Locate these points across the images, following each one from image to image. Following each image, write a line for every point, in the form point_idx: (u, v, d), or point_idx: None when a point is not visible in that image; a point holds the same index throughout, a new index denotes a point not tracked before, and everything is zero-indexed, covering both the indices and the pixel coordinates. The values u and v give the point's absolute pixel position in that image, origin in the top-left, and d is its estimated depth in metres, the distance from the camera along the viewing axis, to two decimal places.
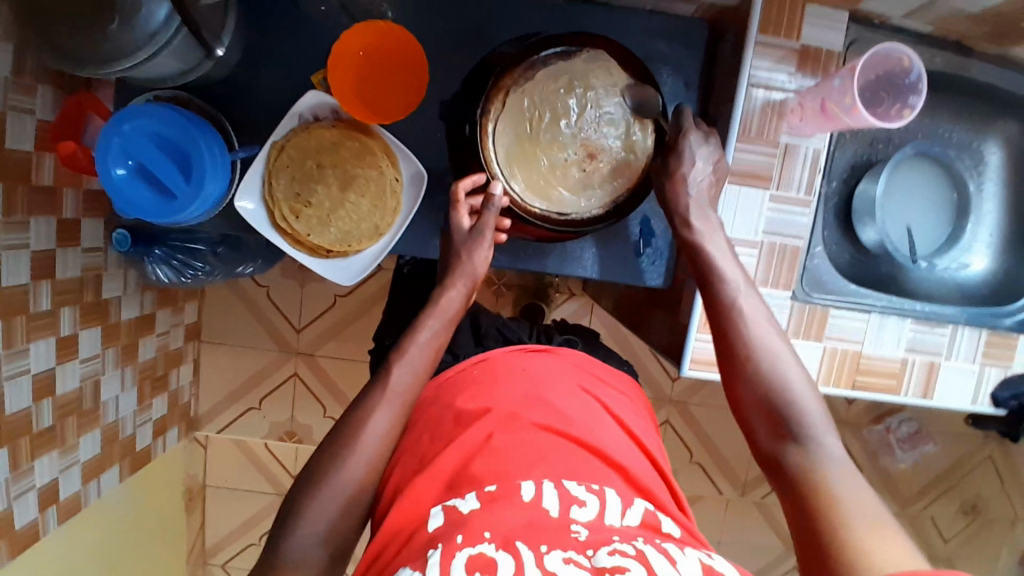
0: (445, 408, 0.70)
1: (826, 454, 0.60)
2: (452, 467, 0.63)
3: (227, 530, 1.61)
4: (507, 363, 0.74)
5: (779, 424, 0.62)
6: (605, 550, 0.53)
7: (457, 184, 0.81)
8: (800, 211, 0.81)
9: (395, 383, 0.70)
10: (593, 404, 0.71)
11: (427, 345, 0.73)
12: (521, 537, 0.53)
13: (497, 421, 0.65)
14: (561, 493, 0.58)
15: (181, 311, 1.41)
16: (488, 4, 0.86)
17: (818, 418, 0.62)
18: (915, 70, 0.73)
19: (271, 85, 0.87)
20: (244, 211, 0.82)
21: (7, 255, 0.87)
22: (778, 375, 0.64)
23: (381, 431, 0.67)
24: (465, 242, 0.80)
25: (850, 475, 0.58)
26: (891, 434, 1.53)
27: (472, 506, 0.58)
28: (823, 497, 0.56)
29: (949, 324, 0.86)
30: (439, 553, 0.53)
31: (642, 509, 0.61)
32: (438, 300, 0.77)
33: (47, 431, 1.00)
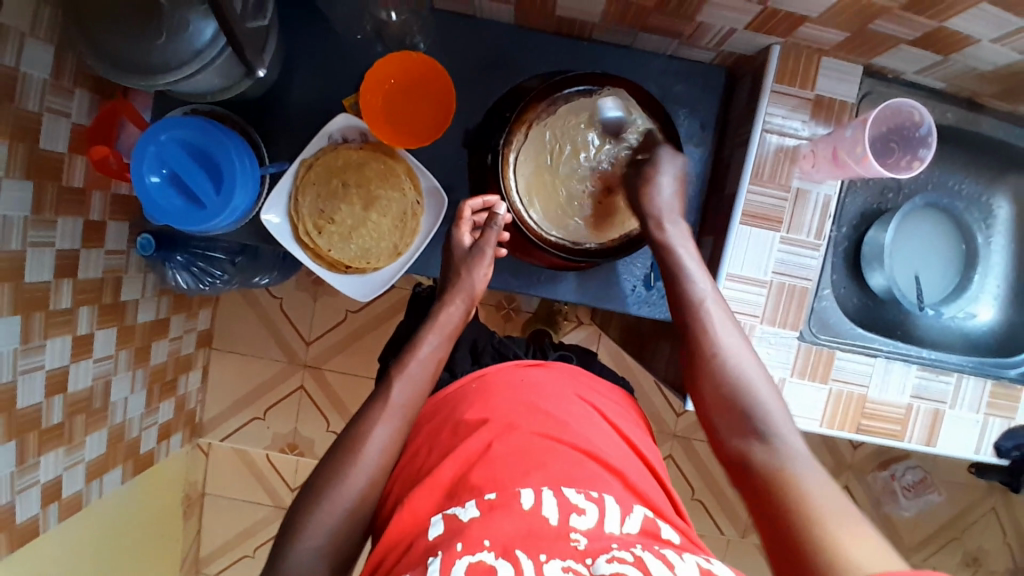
0: (445, 421, 0.73)
1: (788, 448, 0.64)
2: (451, 477, 0.65)
3: (221, 539, 1.61)
4: (503, 375, 0.77)
5: (741, 419, 0.68)
6: (604, 557, 0.55)
7: (464, 203, 0.84)
8: (810, 253, 0.83)
9: (394, 399, 0.73)
10: (588, 412, 0.74)
11: (428, 356, 0.77)
12: (520, 546, 0.55)
13: (496, 431, 0.68)
14: (560, 502, 0.60)
15: (194, 317, 1.44)
16: (515, 40, 0.90)
17: (779, 416, 0.67)
18: (925, 124, 0.76)
19: (302, 104, 0.90)
20: (271, 224, 0.84)
21: (34, 252, 0.90)
22: (741, 375, 0.70)
23: (383, 445, 0.70)
24: (466, 259, 0.84)
25: (809, 466, 0.62)
26: (896, 481, 1.52)
27: (472, 515, 0.59)
28: (785, 485, 0.60)
29: (955, 373, 0.87)
30: (440, 561, 0.54)
31: (642, 516, 0.62)
32: (437, 315, 0.80)
33: (55, 427, 1.01)
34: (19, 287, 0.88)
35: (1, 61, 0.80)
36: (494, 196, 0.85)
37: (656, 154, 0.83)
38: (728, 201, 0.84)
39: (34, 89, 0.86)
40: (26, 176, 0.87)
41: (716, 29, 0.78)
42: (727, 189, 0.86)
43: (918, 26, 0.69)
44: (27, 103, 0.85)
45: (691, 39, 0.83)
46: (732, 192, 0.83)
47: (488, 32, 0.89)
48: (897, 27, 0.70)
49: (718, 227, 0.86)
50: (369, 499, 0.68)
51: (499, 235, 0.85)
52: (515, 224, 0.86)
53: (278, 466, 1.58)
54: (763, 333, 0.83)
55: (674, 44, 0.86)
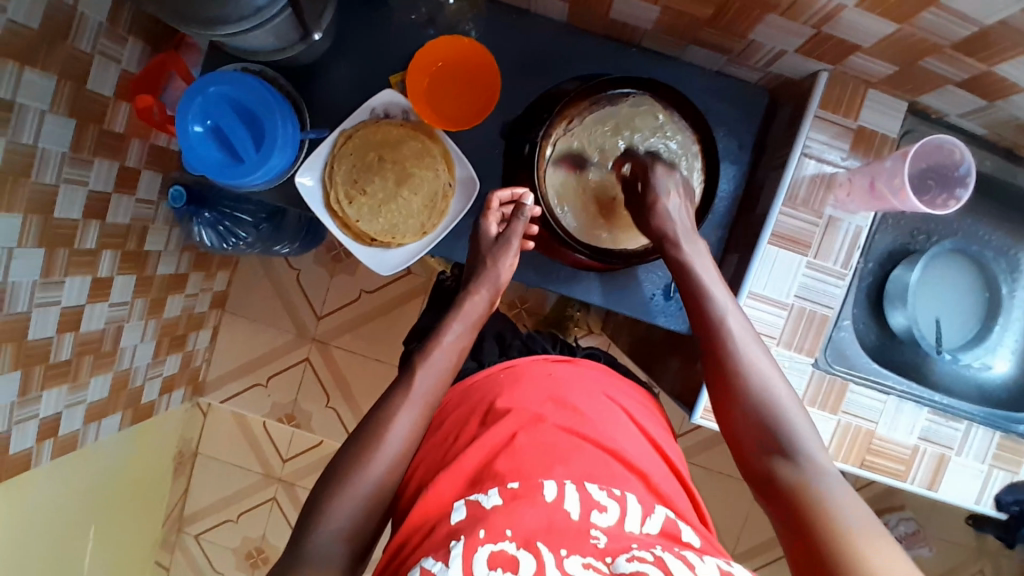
0: (475, 408, 0.76)
1: (818, 468, 0.63)
2: (475, 465, 0.67)
3: (207, 502, 1.62)
4: (532, 368, 0.79)
5: (769, 439, 0.66)
6: (624, 556, 0.56)
7: (491, 194, 0.85)
8: (834, 281, 0.83)
9: (417, 388, 0.74)
10: (614, 411, 0.76)
11: (451, 346, 0.79)
12: (542, 539, 0.57)
13: (521, 422, 0.70)
14: (583, 497, 0.61)
15: (212, 278, 1.45)
16: (564, 39, 0.91)
17: (807, 436, 0.65)
18: (965, 163, 0.76)
19: (348, 77, 0.92)
20: (303, 185, 0.85)
21: (66, 189, 0.92)
22: (767, 395, 0.68)
23: (404, 433, 0.71)
24: (491, 250, 0.85)
25: (842, 485, 0.61)
26: (889, 530, 1.49)
27: (495, 503, 0.61)
28: (819, 510, 0.59)
29: (965, 421, 0.86)
30: (462, 546, 0.56)
31: (663, 518, 0.63)
32: (462, 304, 0.82)
33: (63, 364, 1.02)
34: (49, 221, 0.90)
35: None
36: (522, 188, 0.86)
37: (651, 170, 0.82)
38: (758, 221, 0.84)
39: (89, 32, 0.88)
40: (70, 115, 0.88)
41: (766, 49, 0.79)
42: (759, 210, 0.86)
43: (968, 68, 0.70)
44: (81, 44, 0.87)
45: (740, 57, 0.84)
46: (763, 213, 0.83)
47: (540, 27, 0.90)
48: (948, 67, 0.71)
49: (745, 246, 0.86)
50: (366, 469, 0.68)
51: (527, 225, 0.86)
52: (545, 221, 0.86)
53: (274, 436, 1.59)
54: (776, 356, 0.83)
55: (722, 60, 0.86)
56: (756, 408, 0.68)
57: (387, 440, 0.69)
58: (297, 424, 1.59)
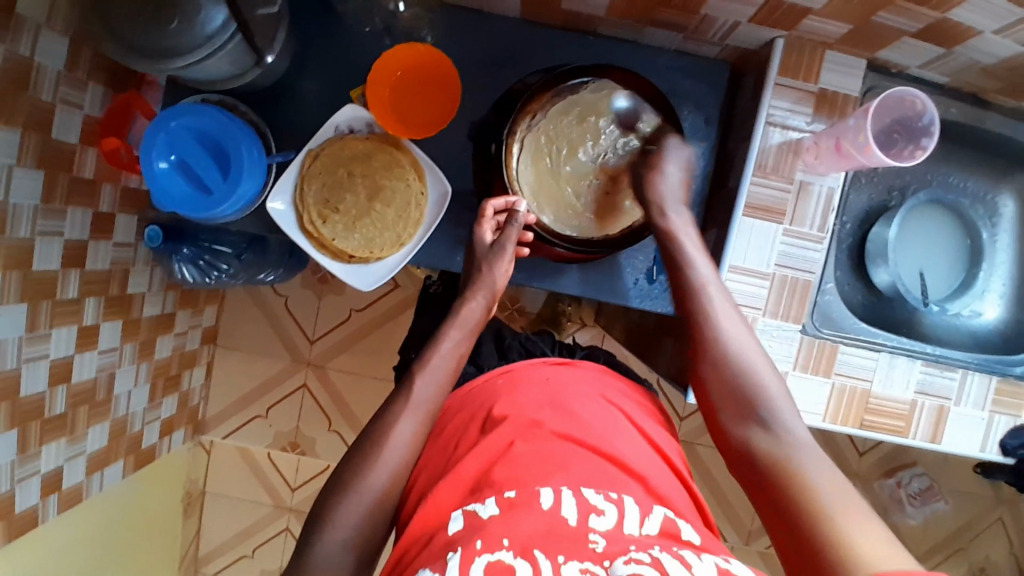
0: (474, 414, 0.75)
1: (790, 435, 0.65)
2: (475, 473, 0.67)
3: (221, 539, 1.61)
4: (530, 373, 0.79)
5: (744, 406, 0.68)
6: (622, 559, 0.56)
7: (486, 202, 0.84)
8: (813, 246, 0.83)
9: (418, 395, 0.74)
10: (613, 413, 0.76)
11: (450, 351, 0.79)
12: (540, 545, 0.57)
13: (518, 429, 0.69)
14: (580, 502, 0.61)
15: (200, 314, 1.45)
16: (520, 36, 0.91)
17: (783, 406, 0.68)
18: (928, 114, 0.76)
19: (311, 97, 0.92)
20: (276, 211, 0.85)
21: (42, 241, 0.91)
22: (743, 363, 0.71)
23: (408, 439, 0.72)
24: (487, 256, 0.84)
25: (818, 453, 0.63)
26: (902, 489, 1.49)
27: (492, 512, 0.61)
28: (790, 472, 0.62)
29: (960, 369, 0.86)
30: (459, 556, 0.56)
31: (662, 517, 0.63)
32: (460, 311, 0.82)
33: (58, 417, 1.01)
34: (28, 274, 0.89)
35: (18, 51, 0.81)
36: (514, 196, 0.85)
37: (665, 142, 0.85)
38: (732, 194, 0.84)
39: (48, 81, 0.88)
40: (37, 166, 0.88)
41: (720, 22, 0.79)
42: (731, 183, 0.86)
43: (921, 18, 0.70)
44: (40, 94, 0.86)
45: (695, 33, 0.84)
46: (736, 186, 0.83)
47: (496, 27, 0.91)
48: (899, 18, 0.71)
49: (722, 221, 0.86)
50: (371, 484, 0.68)
51: (522, 232, 0.84)
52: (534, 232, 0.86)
53: (280, 466, 1.58)
54: (764, 326, 0.83)
55: (679, 39, 0.86)
56: (734, 379, 0.70)
57: (389, 453, 0.69)
58: (301, 451, 1.58)
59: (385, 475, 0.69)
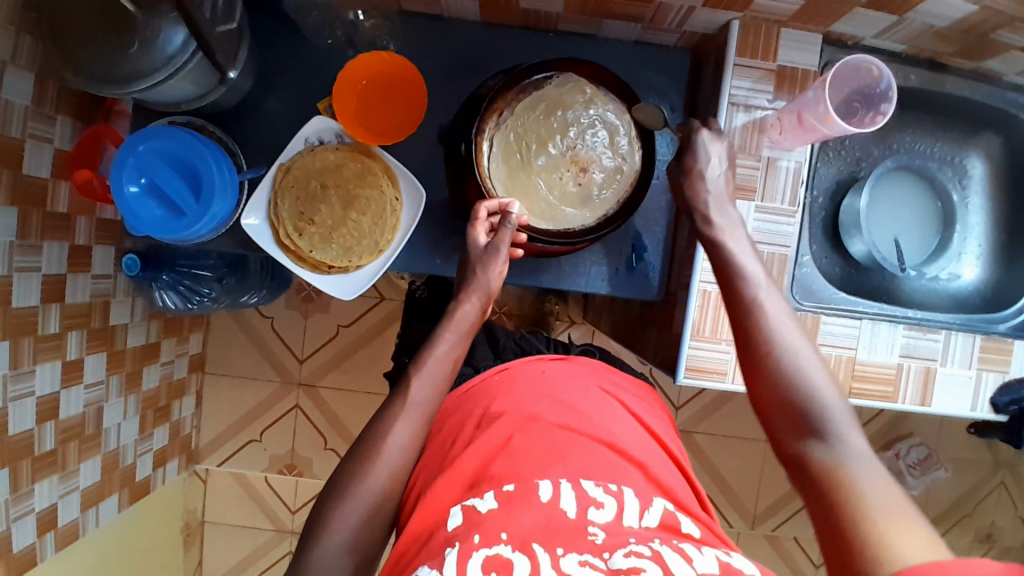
0: (471, 411, 0.75)
1: (849, 448, 0.63)
2: (473, 469, 0.66)
3: (224, 568, 1.58)
4: (524, 369, 0.79)
5: (798, 418, 0.66)
6: (621, 551, 0.55)
7: (478, 205, 0.83)
8: (785, 221, 0.84)
9: (415, 397, 0.73)
10: (609, 402, 0.76)
11: (445, 355, 0.77)
12: (538, 540, 0.56)
13: (516, 423, 0.69)
14: (579, 494, 0.61)
15: (185, 342, 1.43)
16: (482, 37, 0.92)
17: (842, 418, 0.65)
18: (885, 78, 0.77)
19: (279, 112, 0.92)
20: (249, 227, 0.85)
21: (20, 277, 0.91)
22: (800, 373, 0.68)
23: (402, 444, 0.70)
24: (480, 258, 0.83)
25: (873, 467, 0.62)
26: (901, 460, 1.50)
27: (490, 506, 0.60)
28: (843, 488, 0.61)
29: (942, 330, 0.86)
30: (456, 553, 0.56)
31: (662, 511, 0.63)
32: (454, 314, 0.80)
33: (49, 454, 1.00)
34: (7, 310, 0.88)
35: None
36: (508, 199, 0.84)
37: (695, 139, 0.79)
38: None
39: (15, 117, 0.87)
40: (10, 202, 0.87)
41: (675, 9, 0.81)
42: None
43: None
44: (9, 131, 0.86)
45: (653, 22, 0.85)
46: None
47: (457, 31, 0.92)
48: None
49: None
50: (367, 493, 0.67)
51: (515, 234, 0.83)
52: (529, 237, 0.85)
53: (278, 489, 1.56)
54: None
55: (638, 29, 0.88)
56: (790, 389, 0.67)
57: (383, 459, 0.69)
58: (299, 472, 1.57)
59: (382, 481, 0.68)
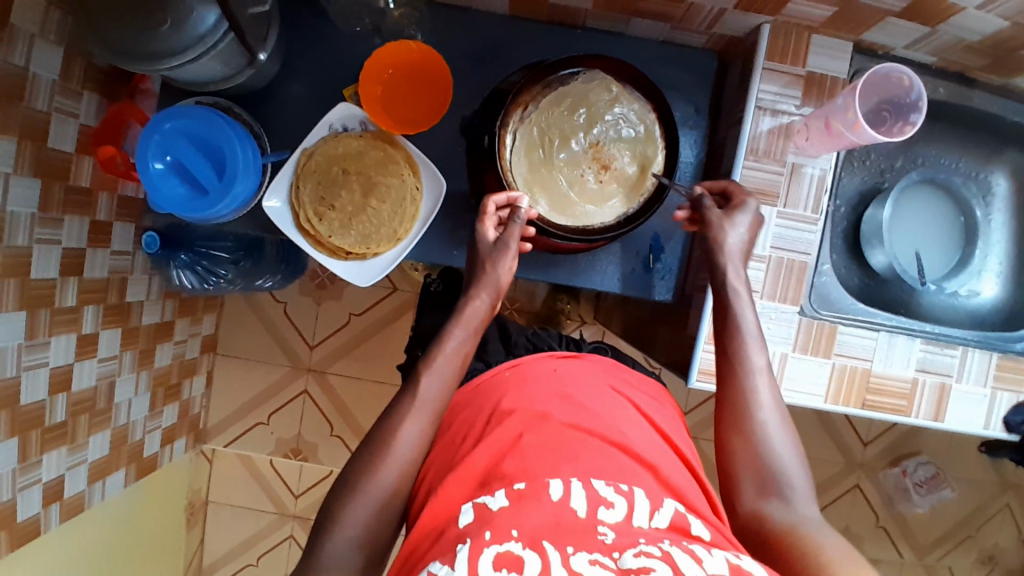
0: (482, 407, 0.75)
1: (805, 514, 0.64)
2: (483, 465, 0.66)
3: (225, 548, 1.60)
4: (537, 366, 0.79)
5: (762, 476, 0.67)
6: (631, 551, 0.55)
7: (488, 197, 0.81)
8: (807, 228, 0.83)
9: (424, 393, 0.73)
10: (621, 402, 0.76)
11: (453, 352, 0.76)
12: (547, 538, 0.56)
13: (526, 422, 0.70)
14: (589, 494, 0.61)
15: (199, 322, 1.45)
16: (509, 31, 0.92)
17: (801, 485, 0.66)
18: (915, 89, 0.76)
19: (304, 98, 0.93)
20: (271, 209, 0.86)
21: (40, 249, 0.92)
22: (771, 434, 0.69)
23: (413, 440, 0.70)
24: (490, 253, 0.81)
25: (829, 532, 0.62)
26: (907, 478, 1.49)
27: (501, 503, 0.60)
28: (803, 545, 0.60)
29: (960, 346, 0.85)
30: (468, 548, 0.55)
31: (672, 511, 0.62)
32: (464, 308, 0.78)
33: (59, 426, 1.01)
34: (26, 283, 0.89)
35: (13, 61, 0.82)
36: (516, 192, 0.82)
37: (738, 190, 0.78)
38: (725, 178, 0.85)
39: (43, 90, 0.88)
40: (34, 175, 0.88)
41: (706, 11, 0.80)
42: (724, 168, 0.87)
43: None
44: (36, 103, 0.87)
45: (683, 23, 0.85)
46: (729, 170, 0.84)
47: (484, 24, 0.92)
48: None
49: None
50: (375, 480, 0.68)
51: (525, 229, 0.82)
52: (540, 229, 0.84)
53: (282, 472, 1.57)
54: (762, 308, 0.83)
55: (666, 28, 0.87)
56: (761, 446, 0.68)
57: (393, 449, 0.69)
58: (304, 458, 1.58)
59: (389, 470, 0.68)
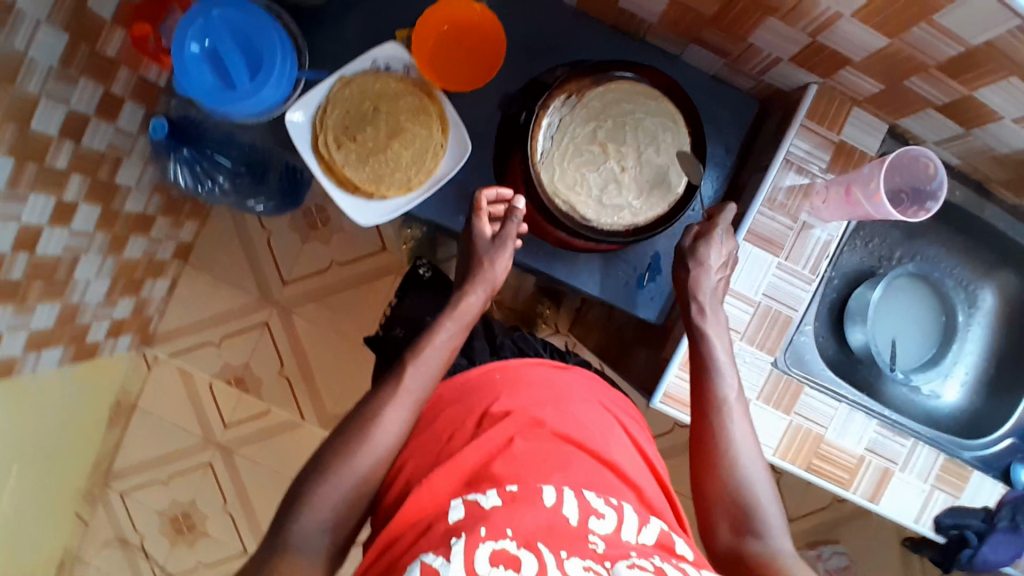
0: (469, 407, 0.74)
1: (781, 550, 0.66)
2: (472, 465, 0.66)
3: (138, 460, 1.54)
4: (525, 372, 0.78)
5: (739, 515, 0.68)
6: (624, 562, 0.54)
7: (480, 193, 0.83)
8: (801, 285, 0.86)
9: (410, 385, 0.73)
10: (610, 421, 0.76)
11: (444, 345, 0.77)
12: (542, 540, 0.55)
13: (519, 427, 0.69)
14: (581, 503, 0.61)
15: (179, 226, 1.41)
16: (572, 22, 0.93)
17: (776, 524, 0.68)
18: (938, 176, 0.79)
19: (357, 29, 0.92)
20: (292, 121, 0.84)
21: (47, 102, 0.88)
22: (745, 472, 0.70)
23: (394, 429, 0.70)
24: (487, 250, 0.84)
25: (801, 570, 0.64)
26: (821, 562, 1.52)
27: (493, 502, 0.59)
28: None
29: (911, 438, 0.89)
30: (463, 542, 0.54)
31: (658, 530, 0.62)
32: (457, 304, 0.81)
33: (11, 284, 0.97)
34: (24, 131, 0.85)
35: None
36: (508, 190, 0.86)
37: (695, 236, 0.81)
38: (738, 219, 0.87)
39: None
40: (64, 29, 0.85)
41: (765, 56, 0.83)
42: (740, 209, 0.89)
43: (950, 91, 0.74)
44: None
45: (738, 62, 0.87)
46: (743, 212, 0.86)
47: (551, 8, 0.92)
48: (930, 87, 0.75)
49: None
50: None
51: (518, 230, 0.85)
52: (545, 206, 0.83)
53: (219, 399, 1.54)
54: (739, 350, 0.85)
55: (721, 64, 0.90)
56: (734, 484, 0.69)
57: None
58: (245, 388, 1.54)
59: None
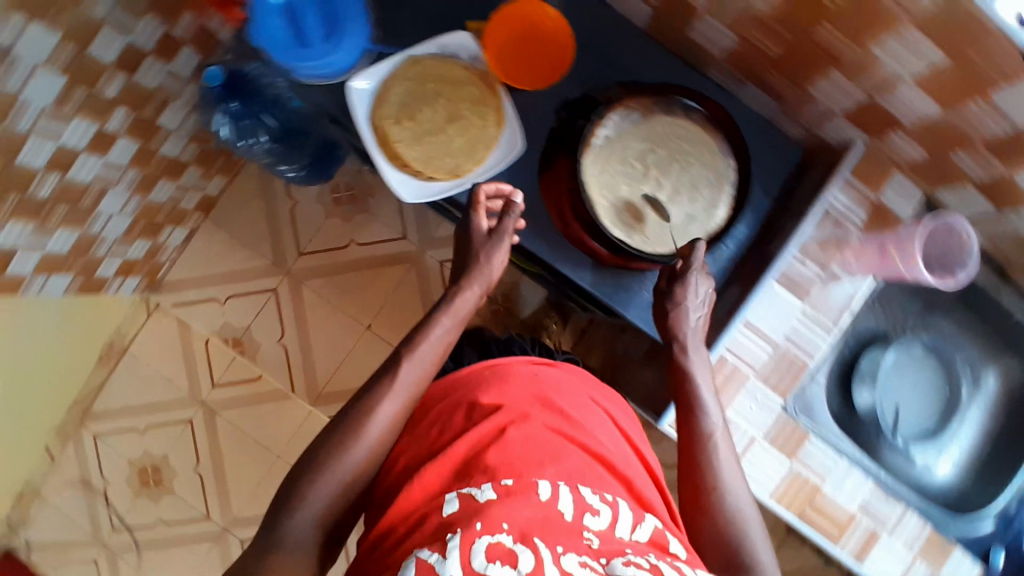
0: (457, 402, 0.73)
1: None
2: (465, 454, 0.65)
3: (119, 405, 1.51)
4: (517, 366, 0.76)
5: (729, 554, 0.69)
6: (619, 560, 0.55)
7: (478, 190, 0.84)
8: (820, 333, 0.88)
9: (402, 378, 0.74)
10: (600, 414, 0.76)
11: (438, 340, 0.79)
12: (538, 534, 0.55)
13: (512, 416, 0.69)
14: (576, 498, 0.61)
15: (208, 179, 1.41)
16: (636, 44, 0.95)
17: (766, 563, 0.69)
18: (971, 248, 0.82)
19: (429, 13, 0.94)
20: (356, 90, 0.85)
21: (109, 30, 0.88)
22: (735, 512, 0.71)
23: (387, 420, 0.71)
24: (484, 245, 0.85)
25: None
26: None
27: (488, 497, 0.59)
28: None
29: (903, 504, 0.90)
30: (458, 538, 0.54)
31: (652, 528, 0.63)
32: (453, 300, 0.83)
33: (38, 202, 0.96)
34: (84, 54, 0.86)
35: None
36: (507, 185, 0.86)
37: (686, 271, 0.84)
38: (767, 258, 0.88)
39: None
40: None
41: (819, 107, 0.85)
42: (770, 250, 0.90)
43: (990, 167, 0.77)
44: None
45: (791, 108, 0.89)
46: (775, 253, 0.87)
47: (618, 27, 0.95)
48: (972, 162, 0.78)
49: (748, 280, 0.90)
50: None
51: (514, 223, 0.86)
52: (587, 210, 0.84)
53: (213, 356, 1.52)
54: (751, 387, 0.87)
55: (773, 108, 0.92)
56: (724, 524, 0.71)
57: None
58: (241, 351, 1.53)
59: None
